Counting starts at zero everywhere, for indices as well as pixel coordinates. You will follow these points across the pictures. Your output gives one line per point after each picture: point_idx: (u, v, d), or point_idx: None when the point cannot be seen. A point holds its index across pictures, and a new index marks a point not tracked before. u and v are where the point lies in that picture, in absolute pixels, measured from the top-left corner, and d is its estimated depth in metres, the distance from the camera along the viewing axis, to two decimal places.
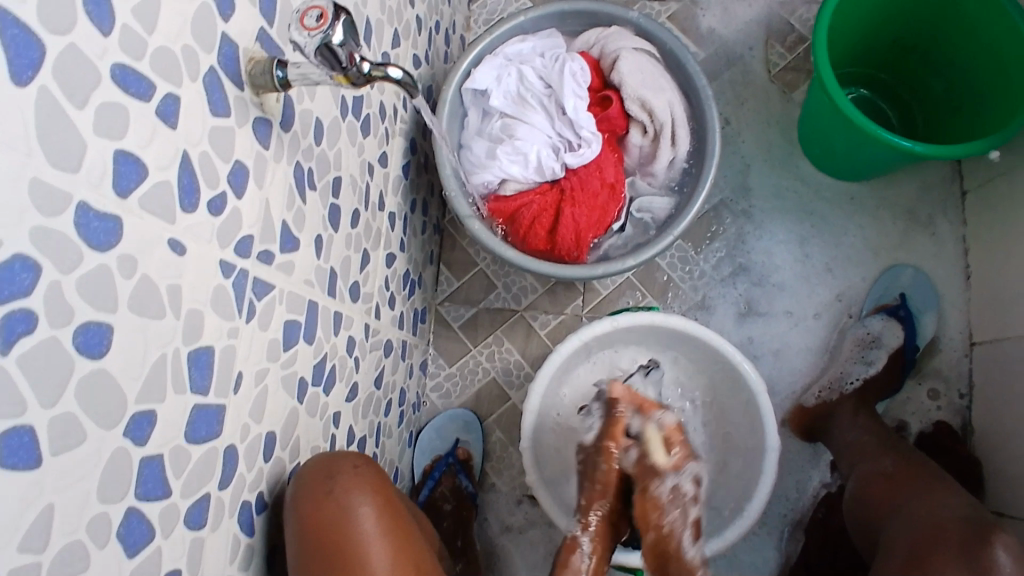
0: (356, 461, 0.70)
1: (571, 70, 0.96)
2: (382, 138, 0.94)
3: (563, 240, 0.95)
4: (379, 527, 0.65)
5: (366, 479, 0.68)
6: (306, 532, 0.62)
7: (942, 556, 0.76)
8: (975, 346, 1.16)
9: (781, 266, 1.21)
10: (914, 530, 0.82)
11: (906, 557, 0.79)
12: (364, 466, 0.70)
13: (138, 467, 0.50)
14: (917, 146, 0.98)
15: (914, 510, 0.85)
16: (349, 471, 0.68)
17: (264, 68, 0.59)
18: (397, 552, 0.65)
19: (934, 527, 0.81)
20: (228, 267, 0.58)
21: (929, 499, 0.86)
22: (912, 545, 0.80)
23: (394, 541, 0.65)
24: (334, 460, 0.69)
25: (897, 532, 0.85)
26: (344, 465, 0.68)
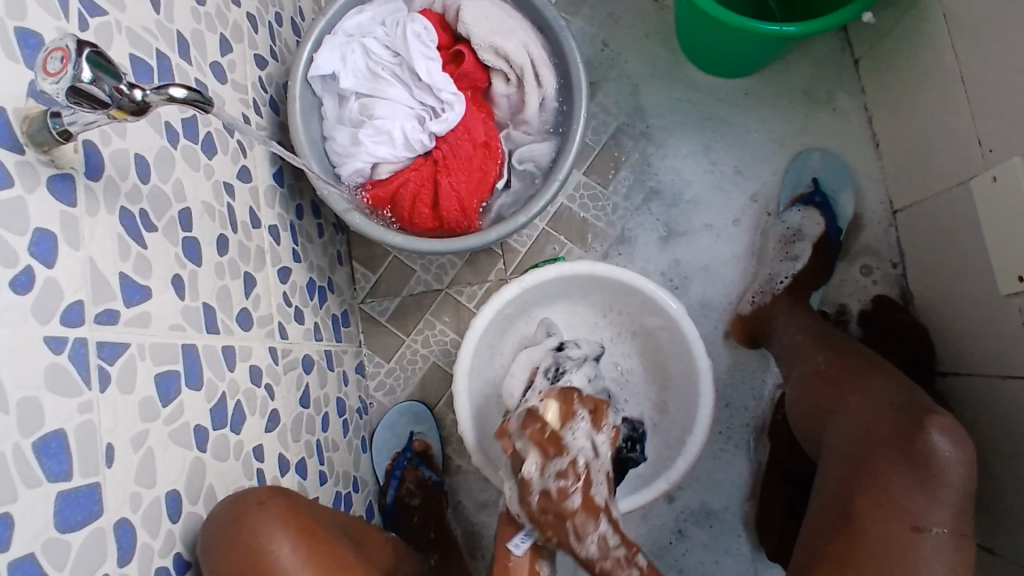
0: (261, 495, 0.71)
1: (414, 32, 0.90)
2: (237, 152, 0.88)
3: (449, 213, 0.91)
4: (297, 559, 0.69)
5: (275, 513, 0.70)
6: None
7: (883, 457, 0.76)
8: (898, 213, 1.15)
9: (692, 180, 1.19)
10: (852, 429, 0.82)
11: (851, 466, 0.79)
12: (269, 497, 0.72)
13: (7, 573, 0.48)
14: (792, 28, 0.94)
15: (847, 412, 0.84)
16: (256, 510, 0.69)
17: (40, 124, 0.53)
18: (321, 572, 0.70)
19: (871, 426, 0.80)
20: (57, 341, 0.54)
21: (859, 393, 0.85)
22: (853, 449, 0.80)
23: (317, 562, 0.70)
24: (238, 499, 0.69)
25: (837, 433, 0.84)
26: (250, 504, 0.69)
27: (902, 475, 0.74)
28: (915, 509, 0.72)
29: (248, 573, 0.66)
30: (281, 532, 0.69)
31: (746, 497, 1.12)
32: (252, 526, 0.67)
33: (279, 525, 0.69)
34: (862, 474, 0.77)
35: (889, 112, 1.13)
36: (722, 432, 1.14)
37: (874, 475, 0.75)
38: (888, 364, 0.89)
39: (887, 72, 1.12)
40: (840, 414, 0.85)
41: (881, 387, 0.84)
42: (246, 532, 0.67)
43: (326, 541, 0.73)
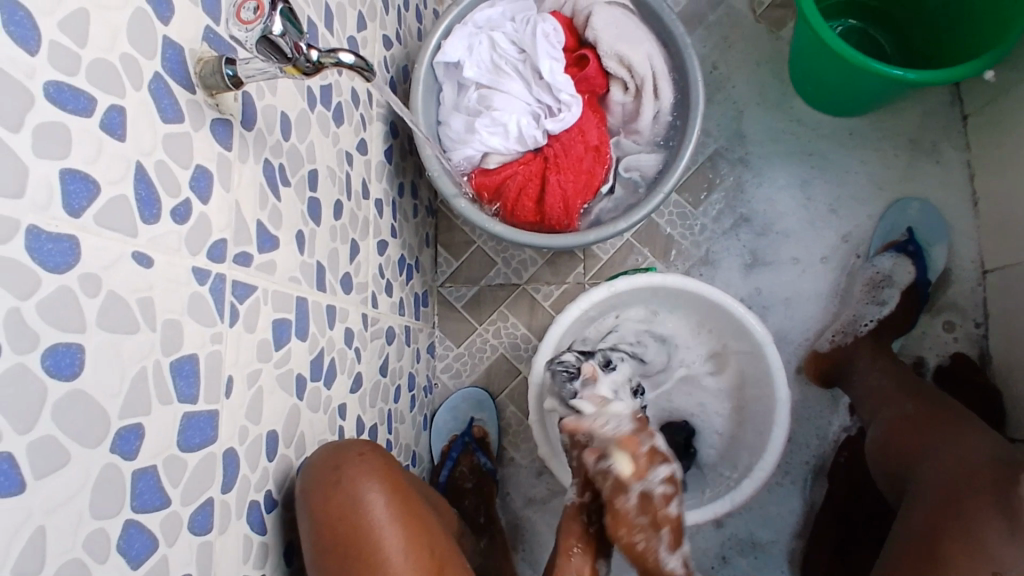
0: (362, 448, 0.75)
1: (543, 31, 0.93)
2: (359, 125, 0.93)
3: (552, 210, 0.93)
4: (390, 511, 0.70)
5: (374, 464, 0.73)
6: (325, 524, 0.67)
7: (972, 503, 0.76)
8: (987, 274, 1.13)
9: (783, 212, 1.19)
10: (941, 475, 0.82)
11: (936, 510, 0.79)
12: (369, 452, 0.75)
13: (132, 480, 0.50)
14: (909, 73, 0.94)
15: (937, 458, 0.84)
16: (356, 460, 0.72)
17: (213, 69, 0.57)
18: (410, 531, 0.71)
19: (962, 474, 0.80)
20: (202, 273, 0.58)
21: (952, 445, 0.85)
22: (944, 492, 0.80)
23: (405, 518, 0.71)
24: (341, 449, 0.73)
25: (924, 478, 0.84)
26: (350, 453, 0.73)
27: (992, 522, 0.73)
28: (998, 555, 0.71)
29: (345, 517, 0.68)
30: (378, 481, 0.71)
31: (797, 535, 1.11)
32: (351, 471, 0.70)
33: (376, 475, 0.72)
34: (950, 518, 0.76)
35: (994, 172, 1.12)
36: (781, 466, 1.13)
37: (960, 519, 0.75)
38: (975, 419, 0.88)
39: (999, 130, 1.10)
40: (927, 461, 0.85)
41: (976, 440, 0.83)
42: (346, 476, 0.70)
43: (417, 503, 0.75)
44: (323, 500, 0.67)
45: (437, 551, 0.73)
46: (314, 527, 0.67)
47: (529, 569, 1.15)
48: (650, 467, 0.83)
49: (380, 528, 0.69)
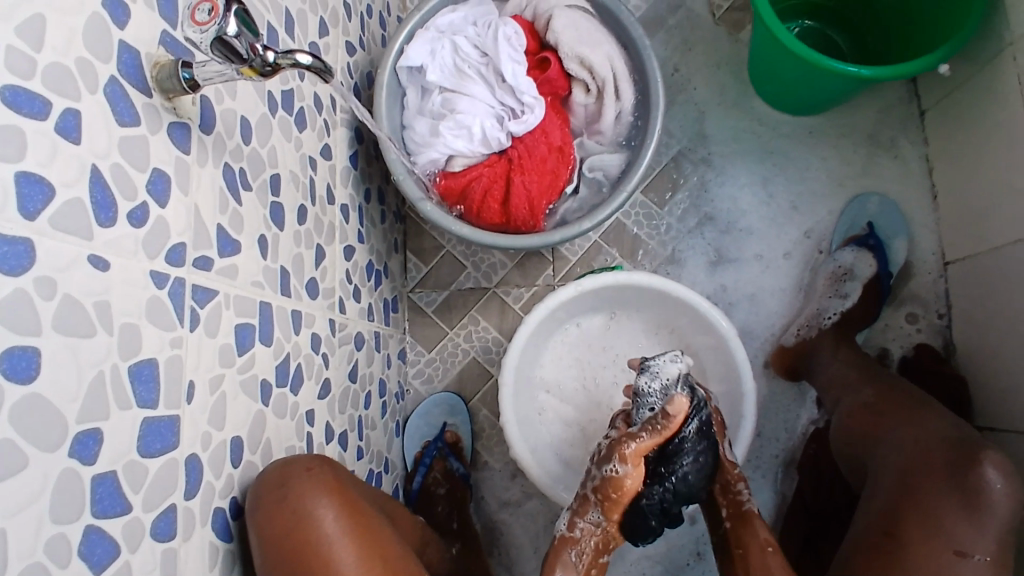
0: (310, 462, 0.74)
1: (505, 34, 0.94)
2: (322, 130, 0.93)
3: (517, 210, 0.94)
4: (340, 527, 0.70)
5: (321, 480, 0.72)
6: (273, 546, 0.66)
7: (928, 484, 0.78)
8: (949, 265, 1.16)
9: (747, 210, 1.21)
10: (901, 458, 0.84)
11: (897, 492, 0.80)
12: (317, 466, 0.74)
13: (91, 486, 0.49)
14: (864, 70, 0.96)
15: (896, 442, 0.86)
16: (305, 476, 0.71)
17: (170, 72, 0.57)
18: (361, 545, 0.71)
19: (921, 455, 0.81)
20: (160, 277, 0.57)
21: (911, 427, 0.87)
22: (903, 474, 0.81)
23: (355, 533, 0.71)
24: (288, 463, 0.72)
25: (885, 463, 0.86)
26: (297, 469, 0.71)
27: (949, 504, 0.75)
28: (958, 536, 0.73)
29: (295, 538, 0.67)
30: (325, 498, 0.71)
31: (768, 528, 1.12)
32: (298, 490, 0.69)
33: (323, 493, 0.71)
34: (909, 500, 0.78)
35: (951, 166, 1.15)
36: (751, 460, 1.14)
37: (920, 501, 0.77)
38: (932, 403, 0.90)
39: (954, 125, 1.14)
40: (889, 445, 0.87)
41: (931, 422, 0.85)
42: (294, 494, 0.69)
43: (367, 516, 0.75)
44: (270, 522, 0.67)
45: (389, 562, 0.73)
46: (263, 548, 0.67)
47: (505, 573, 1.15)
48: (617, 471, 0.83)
49: (331, 545, 0.69)
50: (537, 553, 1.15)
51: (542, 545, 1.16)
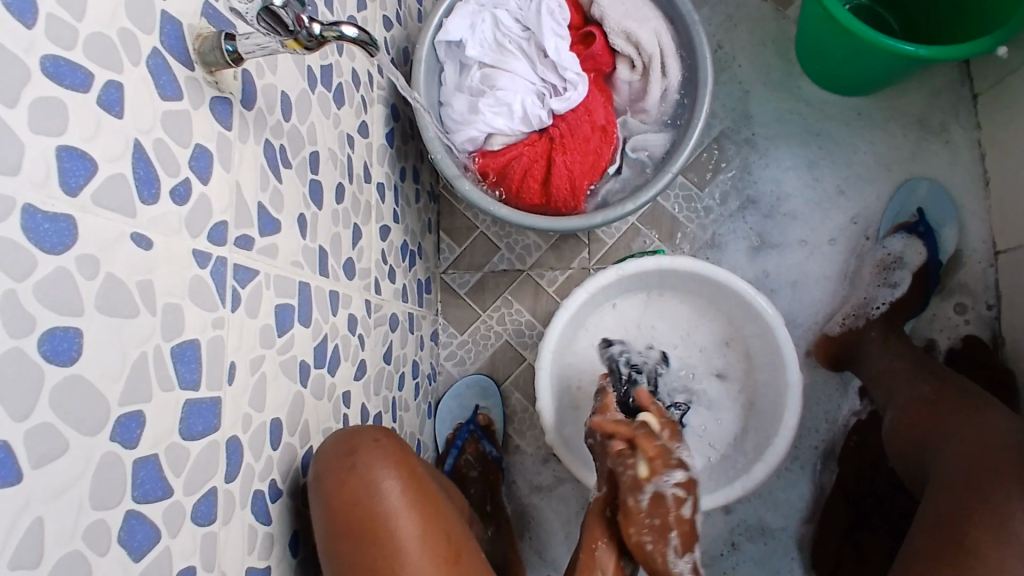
0: (377, 434, 0.73)
1: (548, 8, 0.90)
2: (359, 106, 0.91)
3: (558, 191, 0.91)
4: (405, 499, 0.68)
5: (388, 451, 0.71)
6: (338, 511, 0.65)
7: (995, 487, 0.74)
8: (999, 255, 1.12)
9: (791, 194, 1.17)
10: (963, 459, 0.80)
11: (959, 493, 0.77)
12: (384, 440, 0.73)
13: (134, 470, 0.48)
14: (923, 49, 0.91)
15: (957, 442, 0.83)
16: (371, 446, 0.71)
17: (213, 44, 0.55)
18: (426, 520, 0.68)
19: (986, 456, 0.78)
20: (203, 256, 0.56)
21: (971, 426, 0.84)
22: (965, 474, 0.78)
23: (421, 507, 0.69)
24: (356, 434, 0.71)
25: (943, 463, 0.83)
26: (365, 440, 0.71)
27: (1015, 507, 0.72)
28: (1021, 538, 0.70)
29: (360, 506, 0.66)
30: (391, 469, 0.69)
31: (806, 520, 1.10)
32: (364, 458, 0.68)
33: (389, 464, 0.70)
34: (974, 503, 0.75)
35: (1007, 150, 1.10)
36: (790, 451, 1.12)
37: (987, 504, 0.74)
38: (992, 402, 0.87)
39: (1013, 108, 1.08)
40: (946, 444, 0.84)
41: (995, 423, 0.82)
42: (361, 461, 0.68)
43: (433, 494, 0.72)
44: (336, 489, 0.66)
45: (454, 540, 0.71)
46: (328, 514, 0.65)
47: (536, 557, 1.14)
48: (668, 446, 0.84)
49: (394, 515, 0.67)
50: (569, 538, 1.14)
51: (572, 530, 1.14)
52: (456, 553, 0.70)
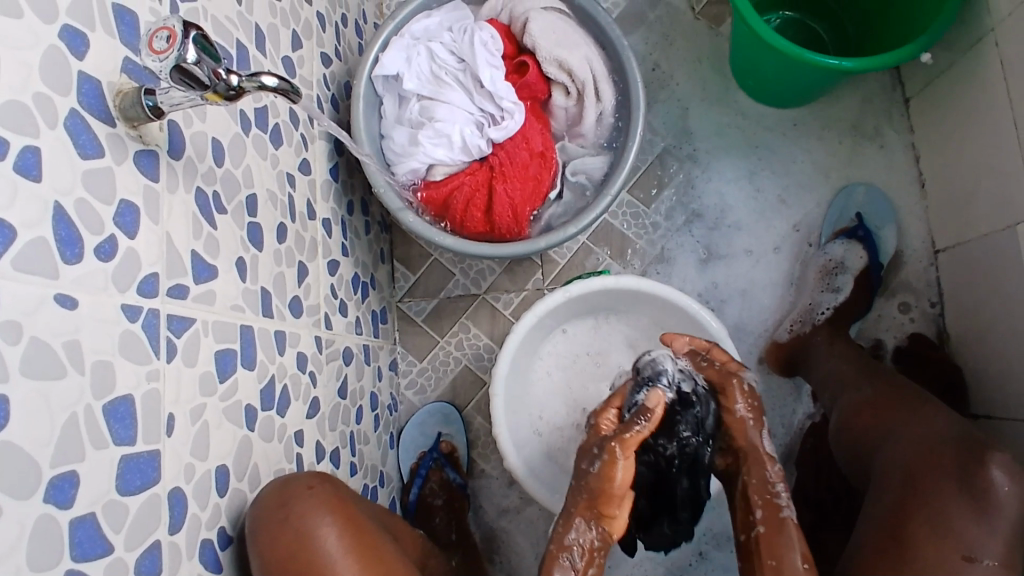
0: (311, 479, 0.70)
1: (481, 40, 0.92)
2: (299, 145, 0.91)
3: (501, 218, 0.92)
4: (343, 547, 0.66)
5: (322, 498, 0.68)
6: (274, 565, 0.63)
7: (937, 483, 0.77)
8: (939, 253, 1.15)
9: (735, 205, 1.20)
10: (908, 456, 0.82)
11: (904, 491, 0.79)
12: (319, 484, 0.70)
13: (70, 529, 0.48)
14: (846, 61, 0.95)
15: (899, 441, 0.85)
16: (305, 494, 0.68)
17: (132, 100, 0.55)
18: (364, 566, 0.67)
19: (928, 454, 0.80)
20: (133, 310, 0.56)
21: (915, 424, 0.86)
22: (912, 470, 0.80)
23: (359, 553, 0.67)
24: (288, 482, 0.68)
25: (888, 462, 0.85)
26: (300, 487, 0.68)
27: (959, 502, 0.74)
28: (967, 538, 0.72)
29: (294, 559, 0.64)
30: (328, 517, 0.67)
31: None
32: (299, 508, 0.66)
33: (326, 510, 0.68)
34: (918, 499, 0.77)
35: (937, 153, 1.14)
36: None
37: (930, 502, 0.76)
38: (937, 401, 0.89)
39: (938, 112, 1.12)
40: (891, 447, 0.86)
41: (933, 418, 0.85)
42: (295, 513, 0.65)
43: (371, 535, 0.70)
44: (270, 542, 0.63)
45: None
46: (265, 569, 0.64)
47: None
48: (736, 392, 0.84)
49: (332, 565, 0.65)
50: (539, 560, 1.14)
51: (542, 552, 1.14)
52: None
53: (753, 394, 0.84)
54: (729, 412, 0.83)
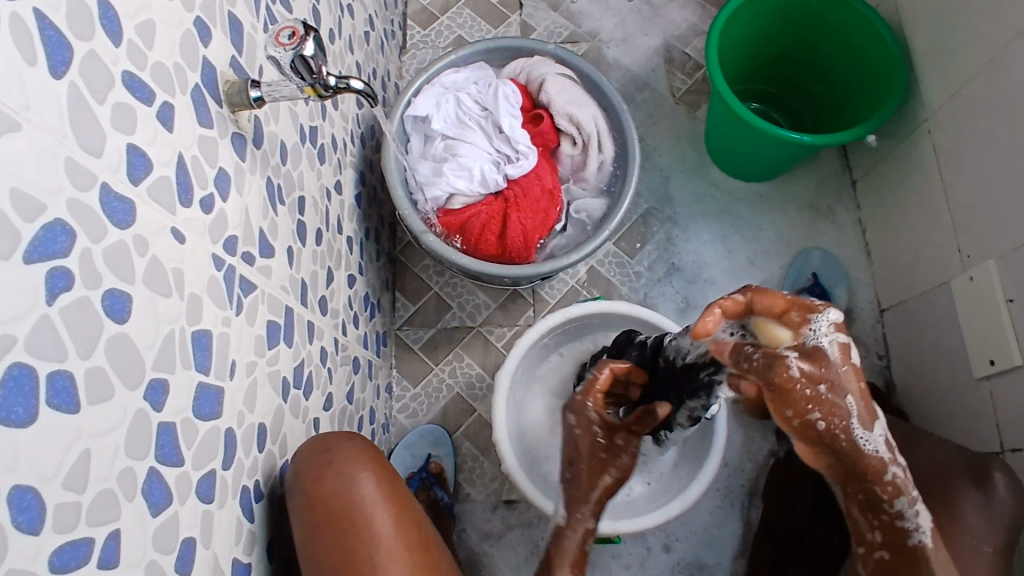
0: (349, 435, 0.76)
1: (504, 93, 1.07)
2: (336, 167, 1.02)
3: (513, 242, 1.05)
4: (381, 493, 0.70)
5: (362, 449, 0.74)
6: (316, 507, 0.68)
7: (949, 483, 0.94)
8: (884, 312, 1.31)
9: (709, 262, 1.35)
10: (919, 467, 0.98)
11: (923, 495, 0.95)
12: (358, 439, 0.76)
13: (156, 431, 0.53)
14: (806, 137, 1.12)
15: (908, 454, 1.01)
16: (347, 444, 0.74)
17: (239, 88, 0.66)
18: (399, 513, 0.70)
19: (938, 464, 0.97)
20: (218, 261, 0.64)
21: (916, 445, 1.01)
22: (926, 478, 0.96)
23: (394, 500, 0.71)
24: (330, 436, 0.75)
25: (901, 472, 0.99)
26: (340, 439, 0.74)
27: (969, 497, 0.92)
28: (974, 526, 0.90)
29: (334, 502, 0.68)
30: (365, 465, 0.71)
31: (737, 556, 1.20)
32: (342, 454, 0.71)
33: (363, 461, 0.72)
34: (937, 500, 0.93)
35: (881, 226, 1.32)
36: (721, 489, 1.24)
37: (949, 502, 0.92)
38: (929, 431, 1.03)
39: (881, 192, 1.31)
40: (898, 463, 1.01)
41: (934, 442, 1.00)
42: (337, 459, 0.71)
43: (405, 489, 0.74)
44: (313, 485, 0.69)
45: (423, 533, 0.72)
46: (308, 511, 0.68)
47: None
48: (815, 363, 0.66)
49: (368, 508, 0.68)
50: None
51: None
52: (426, 546, 0.71)
53: (824, 374, 0.66)
54: (794, 418, 0.67)
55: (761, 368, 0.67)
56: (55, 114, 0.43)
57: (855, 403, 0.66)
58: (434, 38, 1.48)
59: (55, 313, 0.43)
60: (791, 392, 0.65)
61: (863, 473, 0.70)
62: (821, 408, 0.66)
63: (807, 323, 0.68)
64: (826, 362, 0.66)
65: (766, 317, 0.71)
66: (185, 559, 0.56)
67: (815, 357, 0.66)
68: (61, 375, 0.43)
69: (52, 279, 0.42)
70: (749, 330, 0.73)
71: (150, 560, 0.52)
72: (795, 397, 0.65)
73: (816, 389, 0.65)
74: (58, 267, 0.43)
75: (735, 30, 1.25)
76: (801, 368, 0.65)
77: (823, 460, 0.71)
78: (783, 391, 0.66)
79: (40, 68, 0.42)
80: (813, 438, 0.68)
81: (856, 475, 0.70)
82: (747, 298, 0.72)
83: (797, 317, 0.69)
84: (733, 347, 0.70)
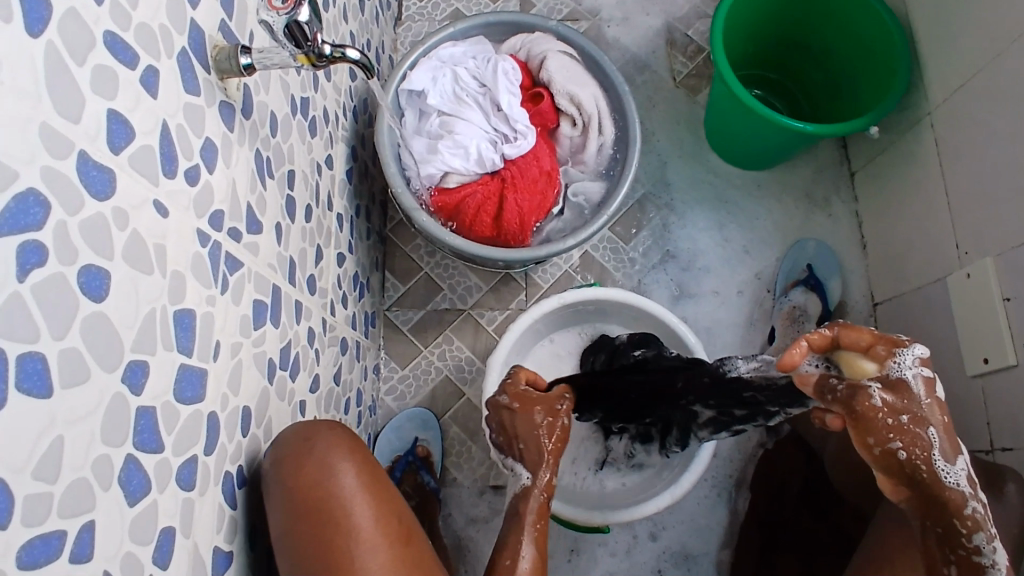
0: (333, 424, 0.74)
1: (503, 69, 1.04)
2: (327, 141, 0.98)
3: (509, 225, 1.02)
4: (361, 484, 0.68)
5: (343, 438, 0.72)
6: (294, 498, 0.66)
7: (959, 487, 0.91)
8: (877, 306, 1.30)
9: (705, 251, 1.33)
10: None
11: None
12: (341, 428, 0.74)
13: (135, 416, 0.51)
14: (809, 126, 1.09)
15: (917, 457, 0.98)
16: (329, 432, 0.72)
17: (229, 55, 0.62)
18: (380, 503, 0.68)
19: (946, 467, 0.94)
20: (203, 237, 0.61)
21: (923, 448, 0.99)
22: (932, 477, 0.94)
23: (376, 490, 0.68)
24: (312, 425, 0.73)
25: None
26: (323, 428, 0.72)
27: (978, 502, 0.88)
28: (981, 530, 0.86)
29: (311, 492, 0.66)
30: (346, 454, 0.69)
31: (723, 546, 1.20)
32: (322, 443, 0.69)
33: (345, 451, 0.70)
34: None
35: (878, 218, 1.30)
36: (709, 478, 1.23)
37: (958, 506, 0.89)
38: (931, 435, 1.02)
39: (879, 184, 1.30)
40: None
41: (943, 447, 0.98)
42: (318, 447, 0.69)
43: (389, 479, 0.72)
44: (292, 475, 0.67)
45: (407, 524, 0.70)
46: (287, 502, 0.66)
47: None
48: (897, 395, 0.63)
49: (347, 499, 0.66)
50: None
51: None
52: (409, 536, 0.69)
53: (907, 406, 0.63)
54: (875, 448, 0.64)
55: (845, 398, 0.64)
56: (31, 75, 0.40)
57: (938, 437, 0.63)
58: (430, 10, 1.43)
59: (26, 291, 0.39)
60: (873, 422, 0.63)
61: (942, 507, 0.65)
62: (902, 438, 0.63)
63: (892, 356, 0.64)
64: (908, 393, 0.63)
65: (851, 350, 0.68)
66: (163, 550, 0.54)
67: (896, 387, 0.64)
68: (33, 357, 0.40)
69: (25, 254, 0.39)
70: (833, 362, 0.70)
71: (126, 551, 0.49)
72: (880, 427, 0.63)
73: (904, 420, 0.63)
74: (31, 241, 0.40)
75: (740, 13, 1.22)
76: (883, 399, 0.63)
77: (902, 492, 0.67)
78: (868, 421, 0.64)
79: (16, 26, 0.39)
80: (892, 468, 0.65)
81: (931, 505, 0.66)
82: (834, 331, 0.68)
83: (884, 350, 0.65)
84: (818, 378, 0.67)
